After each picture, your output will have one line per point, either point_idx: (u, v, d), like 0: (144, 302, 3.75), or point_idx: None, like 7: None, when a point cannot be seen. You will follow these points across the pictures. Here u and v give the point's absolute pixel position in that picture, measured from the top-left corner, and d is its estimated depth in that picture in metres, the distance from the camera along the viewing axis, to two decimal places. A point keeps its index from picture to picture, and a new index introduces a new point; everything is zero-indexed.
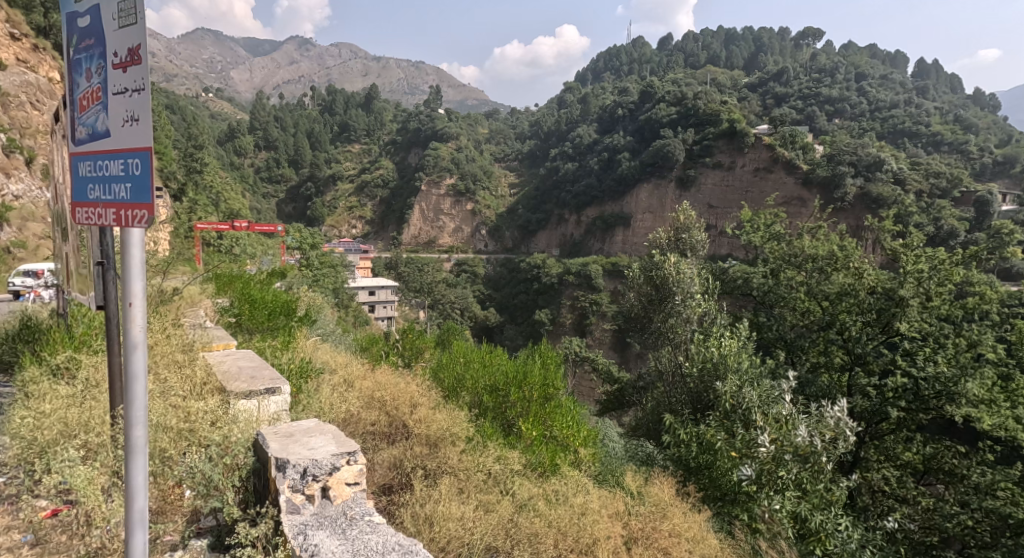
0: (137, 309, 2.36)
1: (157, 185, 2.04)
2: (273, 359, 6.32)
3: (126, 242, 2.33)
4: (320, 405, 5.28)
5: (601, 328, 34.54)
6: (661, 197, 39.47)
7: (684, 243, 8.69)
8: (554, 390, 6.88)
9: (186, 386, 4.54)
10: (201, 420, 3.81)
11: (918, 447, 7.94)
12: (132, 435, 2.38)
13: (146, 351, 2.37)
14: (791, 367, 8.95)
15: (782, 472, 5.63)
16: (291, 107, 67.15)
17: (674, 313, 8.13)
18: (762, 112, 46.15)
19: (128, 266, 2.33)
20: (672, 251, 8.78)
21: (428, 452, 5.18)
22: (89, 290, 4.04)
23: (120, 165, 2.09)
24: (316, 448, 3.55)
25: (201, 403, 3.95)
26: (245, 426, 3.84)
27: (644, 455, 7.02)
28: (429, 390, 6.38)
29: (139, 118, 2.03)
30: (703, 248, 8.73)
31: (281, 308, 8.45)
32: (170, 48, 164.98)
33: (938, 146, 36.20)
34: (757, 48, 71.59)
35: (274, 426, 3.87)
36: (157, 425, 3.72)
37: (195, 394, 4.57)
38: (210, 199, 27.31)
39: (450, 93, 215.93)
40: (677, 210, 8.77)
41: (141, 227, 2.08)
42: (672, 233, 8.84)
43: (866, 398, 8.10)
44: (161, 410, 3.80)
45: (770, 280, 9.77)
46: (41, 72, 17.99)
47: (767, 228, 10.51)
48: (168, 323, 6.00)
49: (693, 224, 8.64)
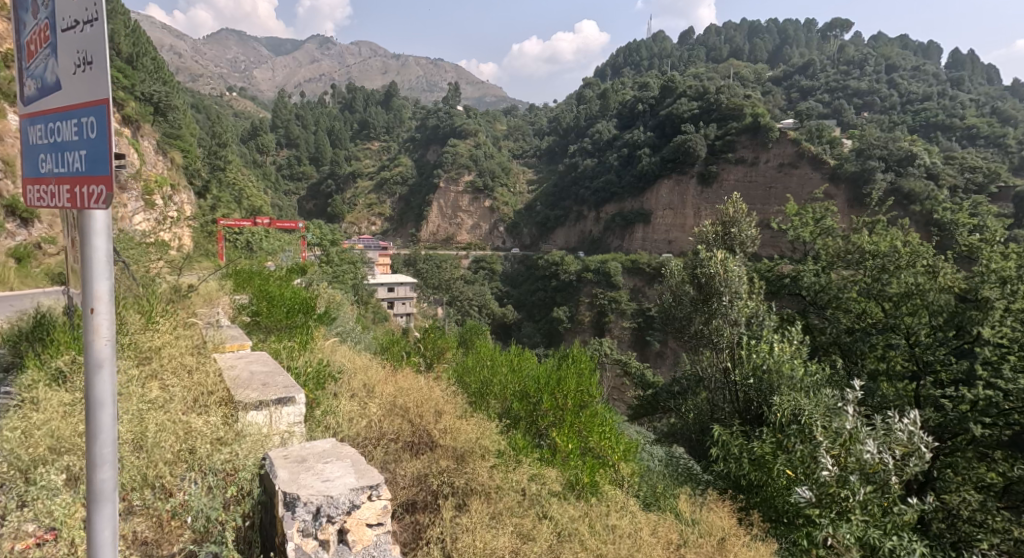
0: (101, 313, 2.11)
1: (114, 150, 1.81)
2: (287, 361, 5.97)
3: (85, 225, 2.09)
4: (333, 424, 4.80)
5: (621, 326, 34.10)
6: (683, 194, 38.51)
7: (733, 238, 7.97)
8: (590, 397, 6.35)
9: (187, 398, 4.18)
10: (201, 440, 3.39)
11: (1003, 468, 7.15)
12: (98, 478, 2.10)
13: (112, 368, 2.11)
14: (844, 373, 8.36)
15: (848, 494, 4.98)
16: (312, 104, 67.08)
17: (719, 313, 7.31)
18: (787, 107, 45.06)
19: (89, 262, 2.07)
20: (719, 246, 8.05)
21: (456, 466, 4.77)
22: None
23: (74, 126, 1.89)
24: (331, 480, 3.11)
25: (202, 420, 3.55)
26: (252, 448, 3.46)
27: (685, 472, 6.53)
28: (455, 398, 6.03)
29: (95, 61, 1.82)
30: (752, 245, 7.99)
31: (299, 305, 8.03)
32: (194, 47, 166.86)
33: (973, 139, 34.87)
34: (782, 40, 70.28)
35: (284, 448, 3.47)
36: (154, 445, 3.31)
37: (201, 405, 4.19)
38: (233, 197, 27.08)
39: (468, 91, 214.94)
40: (725, 202, 8.05)
41: (98, 205, 1.88)
42: (720, 227, 8.12)
43: (938, 411, 7.43)
44: (159, 426, 3.40)
45: (822, 278, 9.27)
46: None
47: (817, 223, 9.94)
48: (175, 324, 5.69)
49: (743, 219, 7.91)
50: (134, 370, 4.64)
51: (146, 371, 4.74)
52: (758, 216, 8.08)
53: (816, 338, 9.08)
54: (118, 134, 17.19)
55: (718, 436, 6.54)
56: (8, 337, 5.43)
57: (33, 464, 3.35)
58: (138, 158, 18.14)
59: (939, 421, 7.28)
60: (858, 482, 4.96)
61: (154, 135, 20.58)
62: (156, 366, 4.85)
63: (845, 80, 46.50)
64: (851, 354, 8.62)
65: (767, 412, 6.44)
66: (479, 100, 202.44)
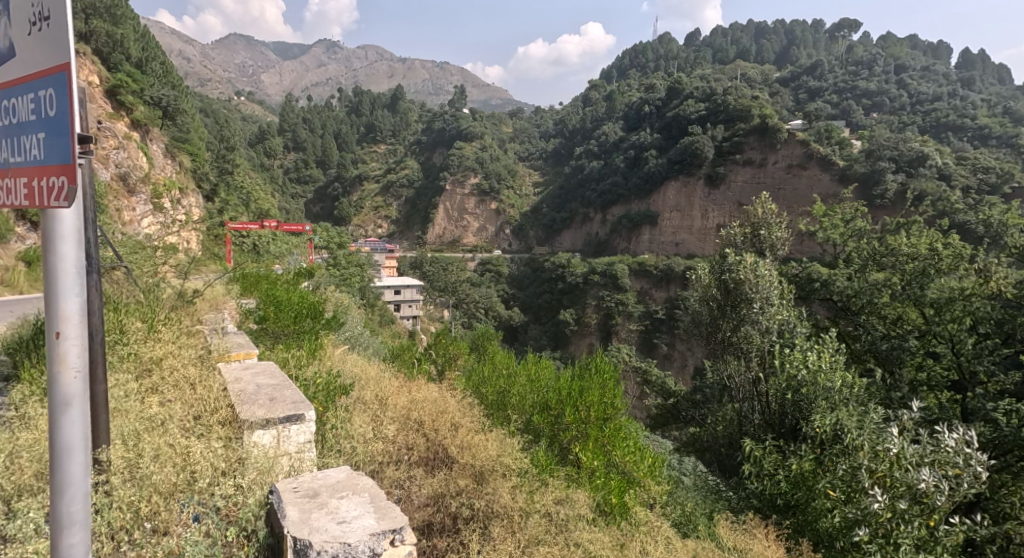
0: (69, 338, 2.09)
1: (73, 119, 1.89)
2: (297, 371, 5.67)
3: (48, 236, 2.05)
4: (347, 445, 4.52)
5: (628, 329, 33.76)
6: (690, 195, 38.01)
7: (762, 240, 7.63)
8: (614, 410, 5.99)
9: (184, 416, 3.95)
10: (203, 470, 3.16)
11: None
12: (65, 539, 2.10)
13: (82, 407, 2.10)
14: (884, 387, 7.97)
15: (898, 520, 4.62)
16: (320, 108, 66.96)
17: (748, 321, 6.98)
18: (795, 107, 44.56)
19: (55, 274, 2.04)
20: (747, 249, 7.75)
21: (475, 486, 4.53)
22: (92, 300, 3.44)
23: (31, 101, 1.96)
24: (347, 522, 2.94)
25: (202, 446, 3.31)
26: (260, 478, 3.28)
27: (714, 491, 6.23)
28: (472, 411, 5.75)
29: (51, 17, 1.90)
30: (783, 248, 7.63)
31: (307, 310, 7.71)
32: (203, 52, 167.39)
33: (985, 139, 34.28)
34: (789, 40, 69.70)
35: (294, 480, 3.29)
36: (154, 481, 3.05)
37: (203, 422, 3.97)
38: (242, 200, 26.79)
39: (475, 93, 214.78)
40: (753, 203, 7.75)
41: (56, 195, 1.94)
42: (749, 228, 7.82)
43: (990, 425, 6.97)
44: (157, 455, 3.18)
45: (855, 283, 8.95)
46: (81, 77, 16.51)
47: (847, 225, 9.72)
48: (179, 333, 5.45)
49: (773, 220, 7.58)
50: (133, 383, 4.38)
51: (145, 385, 4.48)
52: (789, 219, 7.71)
53: (851, 346, 8.71)
54: (125, 138, 16.91)
55: (750, 451, 6.23)
56: (7, 343, 5.11)
57: (13, 496, 3.04)
58: (147, 162, 17.85)
59: (992, 436, 6.80)
60: (905, 507, 4.63)
61: (163, 139, 20.38)
62: (157, 380, 4.57)
63: (854, 81, 46.05)
64: (890, 363, 8.20)
65: (803, 426, 6.09)
66: (485, 102, 202.43)
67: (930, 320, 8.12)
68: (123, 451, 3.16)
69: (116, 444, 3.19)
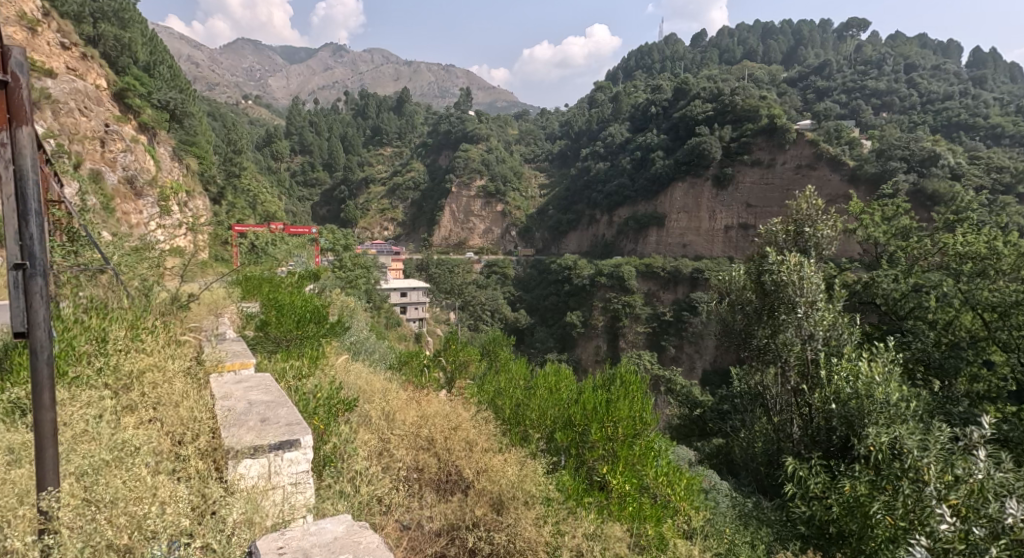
0: None
1: None
2: (296, 382, 5.12)
3: None
4: (347, 481, 3.98)
5: (635, 331, 33.16)
6: (697, 196, 37.34)
7: (806, 239, 7.22)
8: (645, 424, 5.42)
9: (155, 448, 3.52)
10: (157, 526, 2.98)
11: None
12: None
13: None
14: (939, 400, 7.49)
15: None
16: (326, 111, 66.53)
17: (789, 325, 6.50)
18: (803, 107, 43.73)
19: None
20: (789, 249, 7.32)
21: (495, 518, 4.21)
22: (41, 307, 2.98)
23: None
24: None
25: (169, 499, 3.13)
26: (234, 537, 3.09)
27: (752, 513, 5.83)
28: (487, 428, 5.29)
29: None
30: (829, 246, 7.17)
31: (312, 313, 7.14)
32: (211, 56, 167.03)
33: (998, 139, 33.42)
34: (797, 40, 68.67)
35: (278, 537, 3.03)
36: (105, 545, 2.90)
37: (179, 459, 3.57)
38: (248, 204, 26.25)
39: (480, 95, 214.00)
40: (797, 197, 7.29)
41: None
42: (791, 226, 7.39)
43: None
44: (113, 515, 2.98)
45: (901, 284, 8.64)
46: (90, 80, 16.02)
47: (890, 222, 9.40)
48: (166, 340, 4.97)
49: (820, 217, 7.15)
50: (108, 401, 3.89)
51: (121, 404, 3.98)
52: (837, 215, 7.25)
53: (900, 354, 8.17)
54: (132, 141, 16.52)
55: (795, 470, 5.77)
56: None
57: None
58: (153, 165, 17.41)
59: None
60: None
61: (170, 142, 19.95)
62: (136, 397, 4.07)
63: (863, 80, 45.25)
64: (947, 373, 7.79)
65: (853, 443, 5.61)
66: (491, 104, 201.59)
67: (990, 326, 7.86)
68: (72, 501, 2.98)
69: (62, 485, 3.00)
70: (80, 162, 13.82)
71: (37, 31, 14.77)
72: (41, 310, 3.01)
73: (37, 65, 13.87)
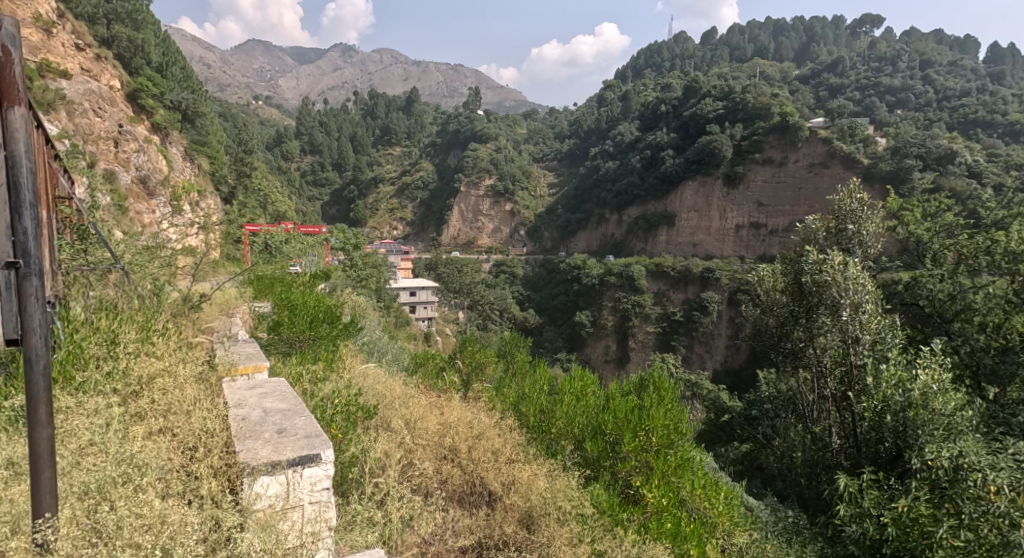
0: None
1: None
2: (312, 387, 4.84)
3: None
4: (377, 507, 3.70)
5: (645, 331, 32.74)
6: (708, 195, 36.88)
7: (849, 237, 7.06)
8: (679, 434, 5.16)
9: (161, 464, 3.27)
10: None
11: None
12: None
13: None
14: (995, 408, 7.44)
15: None
16: (336, 110, 66.39)
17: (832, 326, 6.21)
18: (816, 105, 43.02)
19: None
20: (831, 247, 7.15)
21: (526, 537, 3.96)
22: (32, 307, 2.72)
23: None
24: None
25: (173, 527, 2.89)
26: None
27: None
28: (513, 436, 5.01)
29: None
30: (873, 245, 7.01)
31: (325, 314, 6.84)
32: (222, 58, 167.44)
33: (1017, 136, 32.68)
34: (809, 37, 67.78)
35: None
36: None
37: (184, 477, 3.31)
38: (258, 204, 25.98)
39: (488, 95, 213.17)
40: (840, 192, 7.10)
41: None
42: (833, 223, 7.25)
43: None
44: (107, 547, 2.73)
45: (948, 285, 8.74)
46: (103, 81, 15.85)
47: (933, 219, 9.48)
48: (177, 343, 4.72)
49: (863, 213, 6.98)
50: (116, 408, 3.65)
51: (129, 411, 3.73)
52: (881, 211, 7.08)
53: (950, 358, 8.32)
54: (145, 141, 16.37)
55: (845, 486, 5.88)
56: None
57: None
58: (165, 165, 17.26)
59: None
60: None
61: (182, 142, 19.80)
62: (145, 404, 3.81)
63: (877, 77, 44.59)
64: (1002, 378, 7.78)
65: None
66: (499, 104, 200.72)
67: None
68: (71, 530, 2.77)
69: (60, 512, 2.78)
70: (93, 163, 13.65)
71: (52, 32, 14.60)
72: (35, 313, 2.77)
73: (52, 66, 13.70)
